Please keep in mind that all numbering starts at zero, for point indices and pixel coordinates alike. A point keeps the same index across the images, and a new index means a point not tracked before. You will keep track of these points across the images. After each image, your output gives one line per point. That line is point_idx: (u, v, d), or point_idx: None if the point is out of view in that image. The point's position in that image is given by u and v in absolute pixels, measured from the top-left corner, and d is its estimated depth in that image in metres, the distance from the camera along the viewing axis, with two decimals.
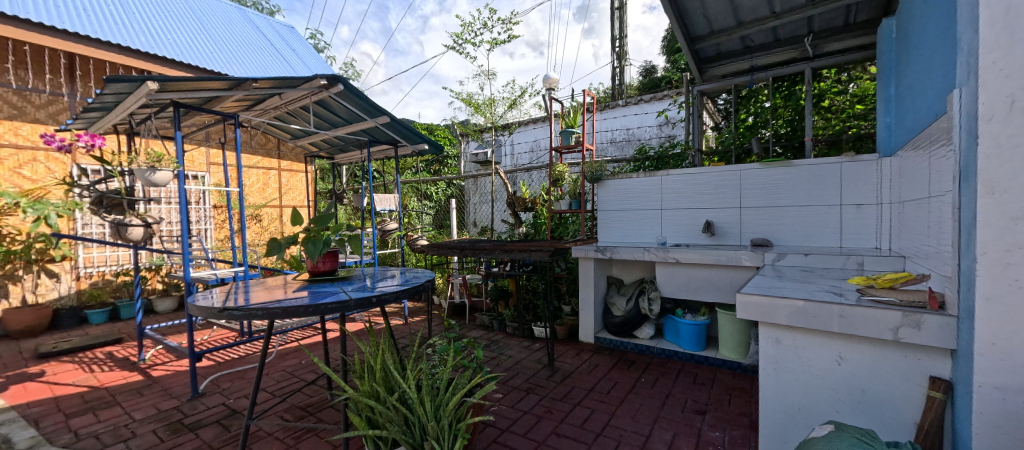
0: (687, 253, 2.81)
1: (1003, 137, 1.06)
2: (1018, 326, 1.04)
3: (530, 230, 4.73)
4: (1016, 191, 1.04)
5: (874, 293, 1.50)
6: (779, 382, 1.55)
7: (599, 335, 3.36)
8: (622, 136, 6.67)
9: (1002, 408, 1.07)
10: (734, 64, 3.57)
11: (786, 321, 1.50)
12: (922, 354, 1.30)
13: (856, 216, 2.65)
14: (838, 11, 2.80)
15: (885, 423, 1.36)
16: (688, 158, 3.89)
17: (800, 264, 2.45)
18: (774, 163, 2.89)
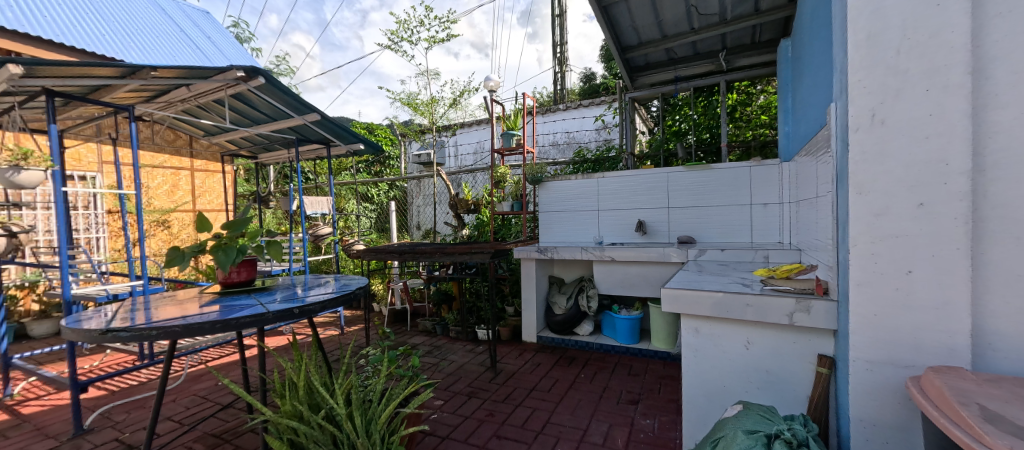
0: (621, 251, 2.96)
1: (868, 146, 1.23)
2: (880, 307, 1.22)
3: (474, 232, 4.71)
4: (878, 191, 1.22)
5: (775, 283, 1.68)
6: (699, 368, 1.67)
7: (542, 334, 3.41)
8: (563, 139, 6.85)
9: (871, 378, 1.24)
10: (661, 74, 3.83)
11: (703, 312, 1.63)
12: (812, 335, 1.48)
13: (763, 214, 2.97)
14: (745, 30, 3.11)
15: (785, 399, 1.53)
16: (622, 162, 4.12)
17: (718, 258, 2.69)
18: (696, 167, 3.15)
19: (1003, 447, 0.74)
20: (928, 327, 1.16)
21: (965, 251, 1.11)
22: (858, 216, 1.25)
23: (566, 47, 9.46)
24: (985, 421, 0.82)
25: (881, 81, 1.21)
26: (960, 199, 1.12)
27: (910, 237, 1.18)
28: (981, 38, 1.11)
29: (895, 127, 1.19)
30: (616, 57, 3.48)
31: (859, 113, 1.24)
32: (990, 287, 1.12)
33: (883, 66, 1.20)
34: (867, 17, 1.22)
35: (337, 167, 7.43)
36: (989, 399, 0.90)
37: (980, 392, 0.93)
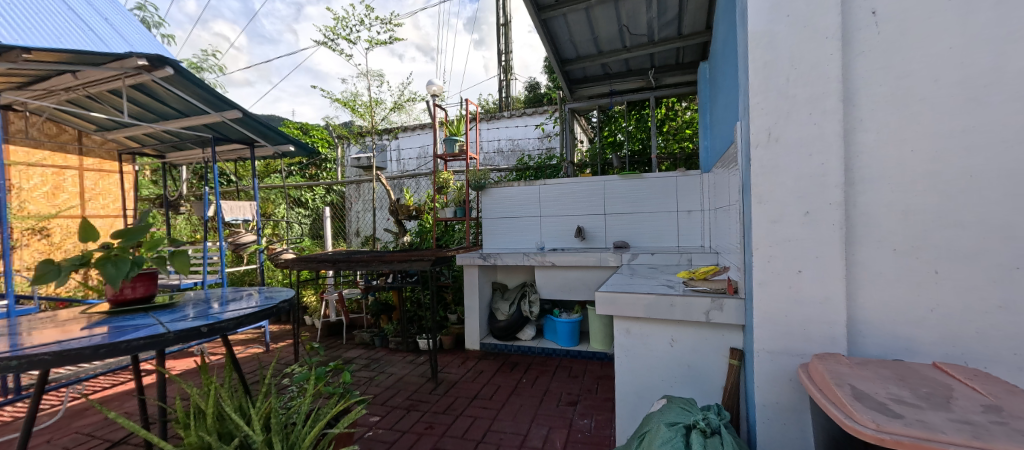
0: (561, 257, 3.04)
1: (766, 160, 1.39)
2: (778, 303, 1.38)
3: (416, 239, 4.58)
4: (773, 201, 1.38)
5: (695, 284, 1.84)
6: (629, 366, 1.77)
7: (485, 341, 3.39)
8: (508, 146, 6.91)
9: (772, 366, 1.39)
10: (598, 87, 4.02)
11: (632, 313, 1.73)
12: (726, 331, 1.63)
13: (687, 220, 3.23)
14: (671, 51, 3.38)
15: (703, 390, 1.66)
16: (562, 170, 4.29)
17: (649, 262, 2.87)
18: (629, 176, 3.35)
19: (867, 420, 0.87)
20: (815, 319, 1.33)
21: (840, 253, 1.30)
22: (759, 222, 1.40)
23: (510, 56, 9.62)
24: (855, 399, 0.96)
25: (775, 104, 1.37)
26: (836, 208, 1.30)
27: (800, 241, 1.35)
28: (848, 72, 1.31)
29: (788, 145, 1.36)
30: (556, 69, 3.60)
31: (759, 131, 1.40)
32: (860, 283, 1.31)
33: (776, 90, 1.37)
34: (764, 47, 1.38)
35: (264, 169, 6.83)
36: (857, 379, 1.05)
37: (852, 374, 1.08)
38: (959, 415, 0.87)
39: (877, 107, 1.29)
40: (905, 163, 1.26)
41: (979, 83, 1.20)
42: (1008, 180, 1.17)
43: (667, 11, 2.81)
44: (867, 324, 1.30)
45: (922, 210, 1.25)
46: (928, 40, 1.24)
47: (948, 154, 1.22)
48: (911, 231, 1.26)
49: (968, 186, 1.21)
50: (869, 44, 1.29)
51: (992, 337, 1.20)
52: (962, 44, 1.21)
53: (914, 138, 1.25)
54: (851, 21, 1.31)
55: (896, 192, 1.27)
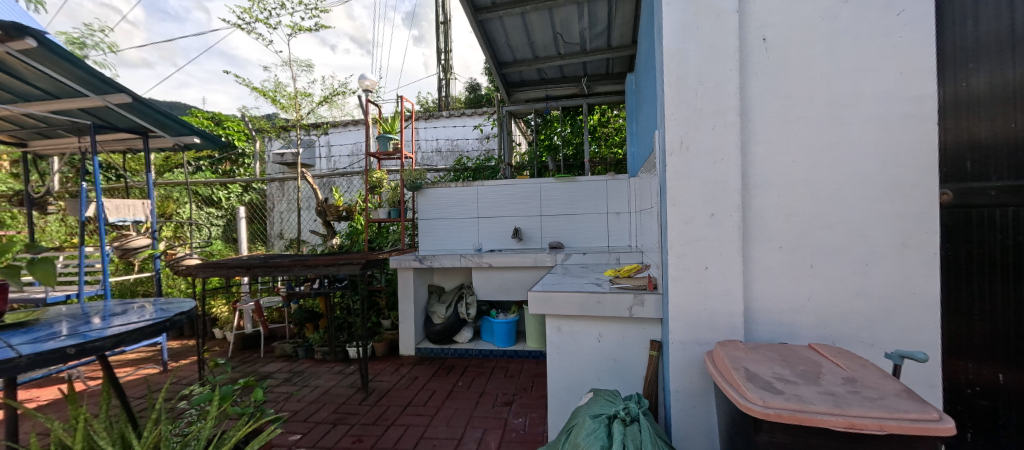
0: (498, 258, 3.06)
1: (679, 167, 1.51)
2: (690, 297, 1.51)
3: (346, 241, 4.32)
4: (685, 203, 1.51)
5: (620, 282, 1.96)
6: (561, 363, 1.83)
7: (421, 346, 3.30)
8: (446, 147, 6.77)
9: (685, 355, 1.52)
10: (534, 91, 4.11)
11: (562, 311, 1.79)
12: (646, 325, 1.75)
13: (616, 221, 3.43)
14: (601, 61, 3.57)
15: (626, 381, 1.77)
16: (500, 172, 4.33)
17: (580, 261, 3.00)
18: (563, 179, 3.48)
19: (755, 398, 0.99)
20: (719, 310, 1.48)
21: (739, 251, 1.46)
22: (674, 223, 1.53)
23: (450, 55, 9.47)
24: (747, 380, 1.08)
25: (686, 116, 1.51)
26: (735, 210, 1.46)
27: (707, 240, 1.49)
28: (744, 91, 1.49)
29: (696, 153, 1.50)
30: (492, 71, 3.62)
31: (673, 139, 1.52)
32: (755, 277, 1.49)
33: (687, 103, 1.50)
34: (677, 62, 1.51)
35: (164, 163, 5.97)
36: (750, 362, 1.18)
37: (746, 358, 1.22)
38: (826, 387, 1.02)
39: (767, 122, 1.47)
40: (789, 172, 1.46)
41: (842, 106, 1.42)
42: (863, 188, 1.40)
43: (597, 23, 2.97)
44: (760, 312, 1.48)
45: (801, 212, 1.45)
46: (805, 66, 1.45)
47: (819, 165, 1.43)
48: (792, 230, 1.46)
49: (834, 192, 1.42)
50: (760, 67, 1.48)
51: (853, 320, 1.42)
52: (829, 72, 1.43)
53: (795, 150, 1.45)
54: (746, 46, 1.48)
55: (781, 197, 1.46)
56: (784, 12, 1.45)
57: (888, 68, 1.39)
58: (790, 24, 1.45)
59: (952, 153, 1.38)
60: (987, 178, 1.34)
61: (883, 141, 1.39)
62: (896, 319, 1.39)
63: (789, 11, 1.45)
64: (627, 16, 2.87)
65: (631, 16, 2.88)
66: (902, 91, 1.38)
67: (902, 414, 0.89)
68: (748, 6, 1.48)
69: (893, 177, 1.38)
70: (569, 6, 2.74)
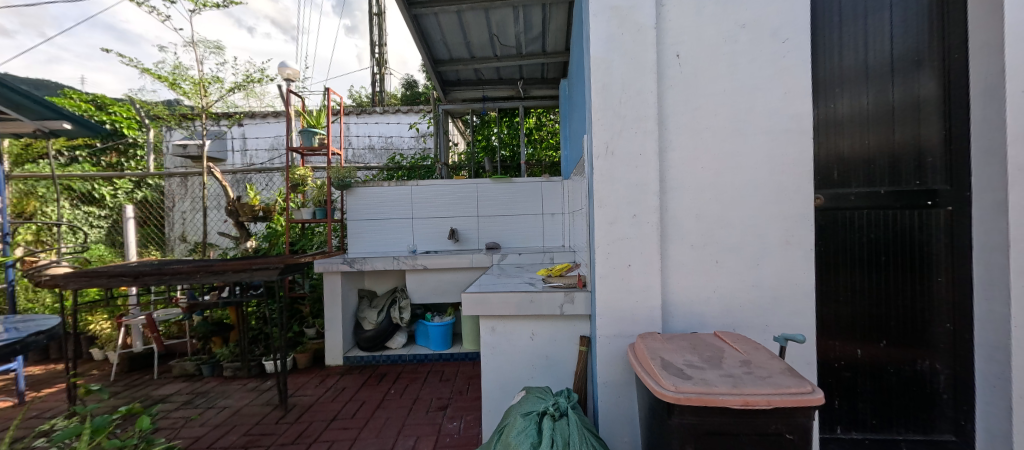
0: (433, 260, 2.98)
1: (605, 170, 1.59)
2: (615, 294, 1.59)
3: (264, 244, 3.92)
4: (610, 204, 1.59)
5: (552, 281, 2.01)
6: (495, 364, 1.83)
7: (350, 354, 3.10)
8: (380, 144, 6.40)
9: (611, 349, 1.60)
10: (471, 91, 4.09)
11: (496, 311, 1.79)
12: (576, 321, 1.82)
13: (551, 222, 3.53)
14: (536, 66, 3.65)
15: (558, 377, 1.83)
16: (436, 171, 4.24)
17: (516, 261, 3.04)
18: (500, 180, 3.50)
19: (669, 384, 1.08)
20: (641, 304, 1.59)
21: (657, 249, 1.58)
22: (600, 224, 1.60)
23: (385, 48, 9.04)
24: (663, 369, 1.17)
25: (611, 122, 1.59)
26: (653, 211, 1.58)
27: (630, 239, 1.59)
28: (661, 101, 1.61)
29: (620, 157, 1.59)
30: (427, 68, 3.53)
31: (599, 144, 1.60)
32: (671, 273, 1.62)
33: (612, 110, 1.59)
34: (603, 71, 1.59)
35: (23, 152, 4.95)
36: (666, 352, 1.28)
37: (662, 348, 1.32)
38: (727, 370, 1.14)
39: (680, 131, 1.61)
40: (699, 177, 1.61)
41: (741, 119, 1.60)
42: (757, 192, 1.59)
43: (532, 28, 3.03)
44: (676, 305, 1.62)
45: (709, 214, 1.61)
46: (711, 83, 1.60)
47: (723, 171, 1.60)
48: (702, 230, 1.61)
49: (735, 196, 1.60)
50: (675, 80, 1.61)
51: (751, 310, 1.60)
52: (731, 89, 1.60)
53: (703, 157, 1.61)
54: (663, 60, 1.61)
55: (693, 200, 1.61)
56: (694, 31, 1.61)
57: (775, 89, 1.59)
58: (698, 43, 1.61)
59: (824, 163, 1.66)
60: (848, 186, 1.65)
61: (773, 151, 1.59)
62: (784, 307, 1.60)
63: (698, 32, 1.61)
64: (560, 23, 2.97)
65: (564, 24, 2.98)
66: (787, 109, 1.59)
67: (786, 389, 1.02)
68: (663, 24, 1.62)
69: (780, 184, 1.59)
70: (504, 9, 2.76)
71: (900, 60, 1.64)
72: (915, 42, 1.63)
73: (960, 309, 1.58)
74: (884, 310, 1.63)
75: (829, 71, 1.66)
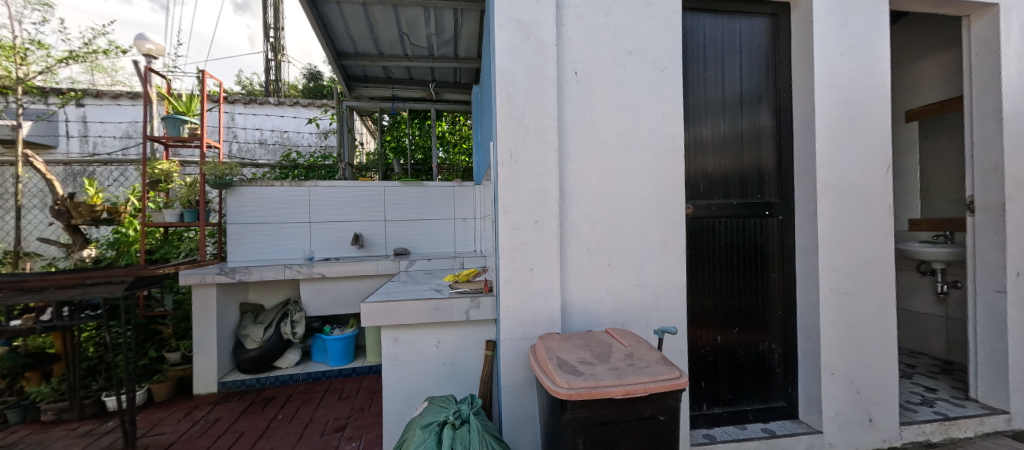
0: (333, 267, 2.74)
1: (510, 177, 1.63)
2: (518, 298, 1.64)
3: (108, 253, 3.19)
4: (514, 210, 1.64)
5: (458, 286, 2.00)
6: (397, 376, 1.75)
7: (227, 379, 2.68)
8: (274, 139, 5.19)
9: (514, 351, 1.64)
10: (379, 89, 3.91)
11: (399, 320, 1.71)
12: (482, 326, 1.83)
13: (462, 227, 3.51)
14: (449, 70, 3.62)
15: (464, 383, 1.81)
16: (339, 172, 3.93)
17: (425, 267, 2.97)
18: (410, 183, 3.38)
19: (562, 382, 1.14)
20: (542, 306, 1.66)
21: (557, 253, 1.67)
22: (505, 229, 1.64)
23: (281, 33, 8.08)
24: (558, 367, 1.24)
25: (515, 131, 1.65)
26: (553, 217, 1.67)
27: (532, 244, 1.66)
28: (561, 114, 1.72)
29: (523, 165, 1.65)
30: (329, 60, 3.26)
31: (503, 151, 1.64)
32: (570, 276, 1.73)
33: (516, 119, 1.65)
34: (508, 81, 1.64)
35: None
36: (562, 351, 1.36)
37: (560, 347, 1.39)
38: (613, 363, 1.24)
39: (578, 143, 1.73)
40: (593, 187, 1.74)
41: (628, 136, 1.78)
42: (641, 202, 1.78)
43: (444, 31, 2.99)
44: (574, 305, 1.73)
45: (602, 220, 1.75)
46: (605, 101, 1.76)
47: (613, 182, 1.76)
48: (597, 235, 1.75)
49: (624, 205, 1.77)
50: (573, 96, 1.73)
51: (638, 306, 1.78)
52: (620, 108, 1.77)
53: (597, 168, 1.75)
54: (563, 76, 1.72)
55: (588, 208, 1.74)
56: (590, 53, 1.75)
57: (656, 111, 1.81)
58: (593, 64, 1.75)
59: (693, 178, 1.93)
60: (710, 198, 1.94)
61: (654, 165, 1.80)
62: (663, 303, 1.80)
63: (594, 53, 1.75)
64: (473, 30, 2.98)
65: (476, 32, 3.00)
66: (665, 129, 1.81)
67: (659, 376, 1.16)
68: (563, 42, 1.73)
69: (660, 195, 1.80)
70: (414, 8, 2.69)
71: (747, 95, 1.99)
72: (757, 81, 2.00)
73: (788, 299, 1.96)
74: (736, 302, 1.95)
75: (697, 99, 1.95)
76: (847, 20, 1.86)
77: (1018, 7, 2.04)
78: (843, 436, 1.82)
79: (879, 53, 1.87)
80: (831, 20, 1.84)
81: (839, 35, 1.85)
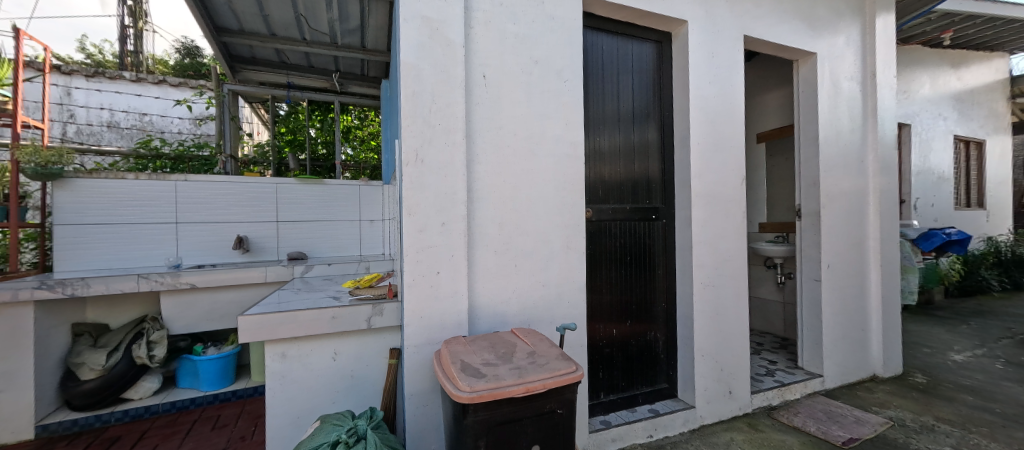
0: (206, 276, 2.34)
1: (415, 177, 1.58)
2: (423, 302, 1.58)
3: None
4: (419, 212, 1.58)
5: (359, 293, 1.86)
6: (285, 396, 1.56)
7: (49, 421, 2.12)
8: (131, 123, 4.09)
9: (419, 357, 1.58)
10: (271, 74, 3.48)
11: (287, 333, 1.53)
12: (385, 333, 1.73)
13: (369, 229, 3.30)
14: (355, 61, 3.38)
15: (365, 396, 1.70)
16: (218, 165, 3.41)
17: (324, 273, 2.73)
18: (308, 180, 3.09)
19: (465, 386, 1.13)
20: (448, 310, 1.63)
21: (465, 255, 1.66)
22: (409, 231, 1.57)
23: None
24: (461, 371, 1.22)
25: (421, 130, 1.60)
26: (461, 220, 1.66)
27: (439, 247, 1.62)
28: (469, 116, 1.72)
29: (430, 165, 1.61)
30: (204, 34, 2.80)
31: (408, 151, 1.57)
32: (478, 278, 1.73)
33: (422, 118, 1.60)
34: (413, 78, 1.58)
35: None
36: (466, 354, 1.35)
37: (465, 350, 1.38)
38: (516, 363, 1.27)
39: (485, 146, 1.75)
40: (500, 189, 1.77)
41: (534, 142, 1.84)
42: (546, 205, 1.87)
43: (348, 19, 2.78)
44: (481, 307, 1.73)
45: (509, 223, 1.79)
46: (511, 107, 1.80)
47: (520, 185, 1.81)
48: (503, 237, 1.78)
49: (530, 208, 1.83)
50: (481, 99, 1.74)
51: (542, 305, 1.85)
52: (527, 114, 1.83)
53: (505, 172, 1.78)
54: (471, 79, 1.72)
55: (495, 210, 1.76)
56: (497, 58, 1.77)
57: (559, 119, 1.91)
58: (500, 70, 1.78)
59: (592, 183, 2.08)
60: (607, 202, 2.12)
61: (559, 170, 1.90)
62: (565, 301, 1.90)
63: (501, 59, 1.78)
64: (381, 22, 2.82)
65: (384, 24, 2.84)
66: (567, 137, 1.92)
67: (557, 371, 1.21)
68: (472, 45, 1.73)
69: (562, 199, 1.90)
70: None
71: (638, 111, 2.22)
72: (645, 100, 2.24)
73: (670, 292, 2.23)
74: (628, 297, 2.16)
75: (596, 112, 2.11)
76: (713, 54, 2.18)
77: (828, 58, 2.61)
78: (711, 408, 2.13)
79: (736, 84, 2.23)
80: (702, 52, 2.15)
81: (708, 66, 2.16)
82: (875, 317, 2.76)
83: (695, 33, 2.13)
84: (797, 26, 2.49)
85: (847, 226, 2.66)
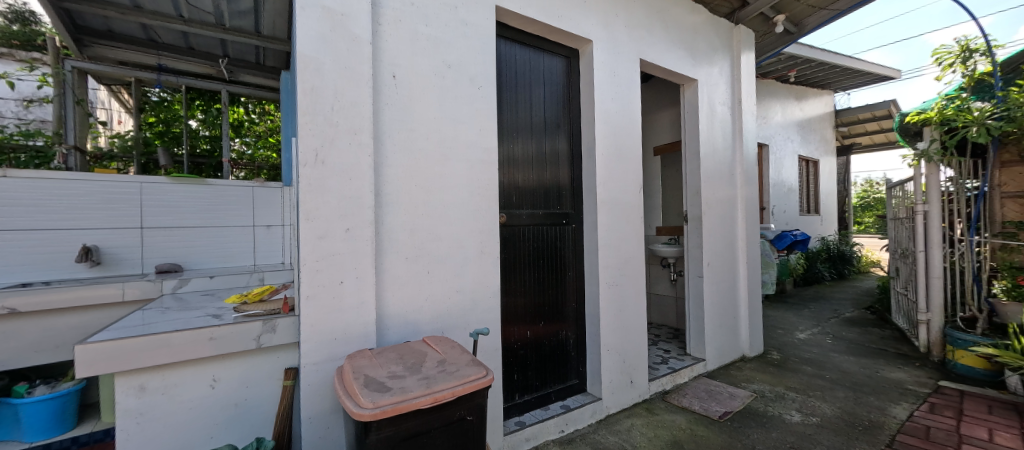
0: (33, 297, 1.81)
1: (313, 180, 1.44)
2: (324, 316, 1.46)
3: None
4: (320, 218, 1.46)
5: (245, 309, 1.64)
6: (145, 437, 1.31)
7: None
8: None
9: (319, 376, 1.45)
10: (135, 53, 2.92)
11: (147, 361, 1.28)
12: (278, 353, 1.55)
13: (265, 235, 2.97)
14: (249, 47, 3.02)
15: (253, 425, 1.50)
16: (56, 158, 2.72)
17: (205, 287, 2.40)
18: (184, 179, 2.65)
19: (367, 402, 1.06)
20: (353, 322, 1.52)
21: (371, 263, 1.57)
22: (307, 238, 1.43)
23: None
24: (364, 387, 1.15)
25: (322, 128, 1.47)
26: (368, 225, 1.56)
27: (342, 255, 1.50)
28: (377, 117, 1.63)
29: (332, 167, 1.49)
30: None
31: (307, 150, 1.43)
32: (387, 287, 1.64)
33: (323, 116, 1.47)
34: (312, 72, 1.46)
35: None
36: (371, 368, 1.27)
37: (369, 364, 1.30)
38: (424, 373, 1.23)
39: (395, 149, 1.68)
40: (412, 194, 1.72)
41: (447, 147, 1.82)
42: (461, 210, 1.86)
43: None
44: (391, 317, 1.65)
45: (421, 229, 1.74)
46: (423, 110, 1.76)
47: (434, 190, 1.78)
48: (415, 243, 1.72)
49: (443, 213, 1.81)
50: (391, 99, 1.67)
51: (456, 312, 1.83)
52: (440, 117, 1.81)
53: (417, 175, 1.73)
54: (378, 78, 1.64)
55: (406, 215, 1.70)
56: (407, 59, 1.72)
57: (473, 124, 1.91)
58: (411, 71, 1.73)
59: (506, 189, 2.13)
60: (520, 207, 2.18)
61: (473, 175, 1.90)
62: (479, 306, 1.91)
63: (412, 60, 1.73)
64: (280, 8, 2.56)
65: (284, 11, 2.58)
66: (481, 143, 1.94)
67: (467, 378, 1.20)
68: (380, 42, 1.65)
69: (476, 204, 1.91)
70: None
71: (549, 122, 2.33)
72: (556, 111, 2.37)
73: (579, 293, 2.37)
74: (541, 299, 2.24)
75: (510, 119, 2.17)
76: (614, 72, 2.39)
77: (706, 84, 3.03)
78: (615, 398, 2.31)
79: (633, 101, 2.48)
80: (605, 71, 2.34)
81: (610, 84, 2.37)
82: (744, 306, 3.26)
83: (598, 53, 2.32)
84: (682, 55, 2.85)
85: (723, 229, 3.11)
